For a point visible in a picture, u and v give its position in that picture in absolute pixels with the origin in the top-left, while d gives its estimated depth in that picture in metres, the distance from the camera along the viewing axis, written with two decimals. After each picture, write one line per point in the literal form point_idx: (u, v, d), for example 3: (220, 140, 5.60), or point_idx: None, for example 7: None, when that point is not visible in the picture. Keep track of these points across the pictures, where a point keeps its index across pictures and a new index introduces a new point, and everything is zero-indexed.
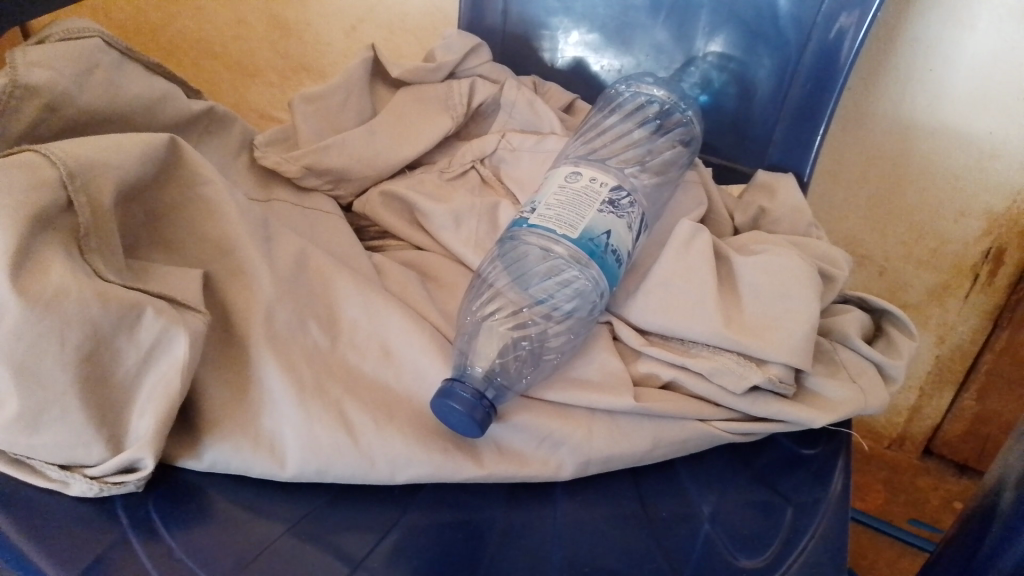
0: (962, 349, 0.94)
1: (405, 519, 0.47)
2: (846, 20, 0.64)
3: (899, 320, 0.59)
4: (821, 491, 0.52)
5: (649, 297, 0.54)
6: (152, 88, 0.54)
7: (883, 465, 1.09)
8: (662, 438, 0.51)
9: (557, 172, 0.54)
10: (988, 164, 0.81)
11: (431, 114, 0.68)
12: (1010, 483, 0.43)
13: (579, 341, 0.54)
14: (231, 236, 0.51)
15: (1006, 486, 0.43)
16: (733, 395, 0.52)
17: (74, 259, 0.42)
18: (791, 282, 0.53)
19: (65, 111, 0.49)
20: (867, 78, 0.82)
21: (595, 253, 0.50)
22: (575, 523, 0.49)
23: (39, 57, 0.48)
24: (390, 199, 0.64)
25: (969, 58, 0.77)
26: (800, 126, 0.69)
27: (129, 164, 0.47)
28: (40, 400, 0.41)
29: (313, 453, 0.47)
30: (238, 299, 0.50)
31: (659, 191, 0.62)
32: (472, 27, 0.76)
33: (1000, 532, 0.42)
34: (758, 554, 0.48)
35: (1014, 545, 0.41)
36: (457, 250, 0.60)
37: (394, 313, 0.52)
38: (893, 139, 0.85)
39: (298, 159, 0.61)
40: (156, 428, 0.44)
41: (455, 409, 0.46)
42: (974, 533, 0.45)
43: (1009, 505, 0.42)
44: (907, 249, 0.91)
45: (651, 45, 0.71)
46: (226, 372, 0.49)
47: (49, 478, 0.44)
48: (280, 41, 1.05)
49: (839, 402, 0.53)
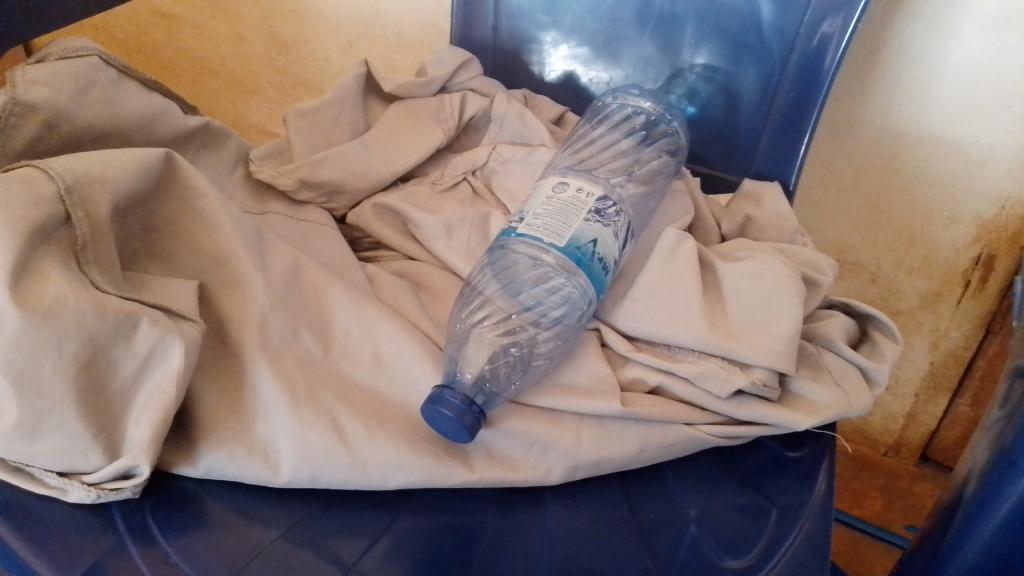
0: (954, 355, 0.95)
1: (398, 523, 0.48)
2: (829, 28, 0.65)
3: (883, 324, 0.60)
4: (805, 493, 0.52)
5: (635, 304, 0.55)
6: (148, 104, 0.56)
7: (880, 472, 1.10)
8: (650, 441, 0.52)
9: (545, 182, 0.55)
10: (976, 171, 0.83)
11: (423, 128, 0.69)
12: (971, 477, 0.46)
13: (567, 347, 0.56)
14: (225, 247, 0.53)
15: (970, 478, 0.46)
16: (718, 399, 0.53)
17: (72, 271, 0.43)
18: (774, 288, 0.54)
19: (63, 128, 0.51)
20: (854, 88, 0.84)
21: (582, 262, 0.51)
22: (563, 526, 0.49)
23: (39, 75, 0.49)
24: (383, 211, 0.65)
25: (954, 66, 0.78)
26: (785, 135, 0.70)
27: (126, 178, 0.48)
28: (37, 409, 0.42)
29: (307, 459, 0.48)
30: (232, 309, 0.51)
31: (646, 200, 0.63)
32: (462, 41, 0.78)
33: (962, 522, 0.46)
34: (743, 555, 0.49)
35: (972, 534, 0.45)
36: (448, 260, 0.61)
37: (386, 322, 0.54)
38: (881, 147, 0.86)
39: (292, 173, 0.63)
40: (152, 435, 0.45)
41: (445, 415, 0.47)
42: (942, 525, 0.48)
43: (970, 495, 0.45)
44: (897, 256, 0.92)
45: (638, 57, 0.73)
46: (220, 381, 0.50)
47: (48, 485, 0.45)
48: (278, 57, 1.07)
49: (822, 405, 0.54)
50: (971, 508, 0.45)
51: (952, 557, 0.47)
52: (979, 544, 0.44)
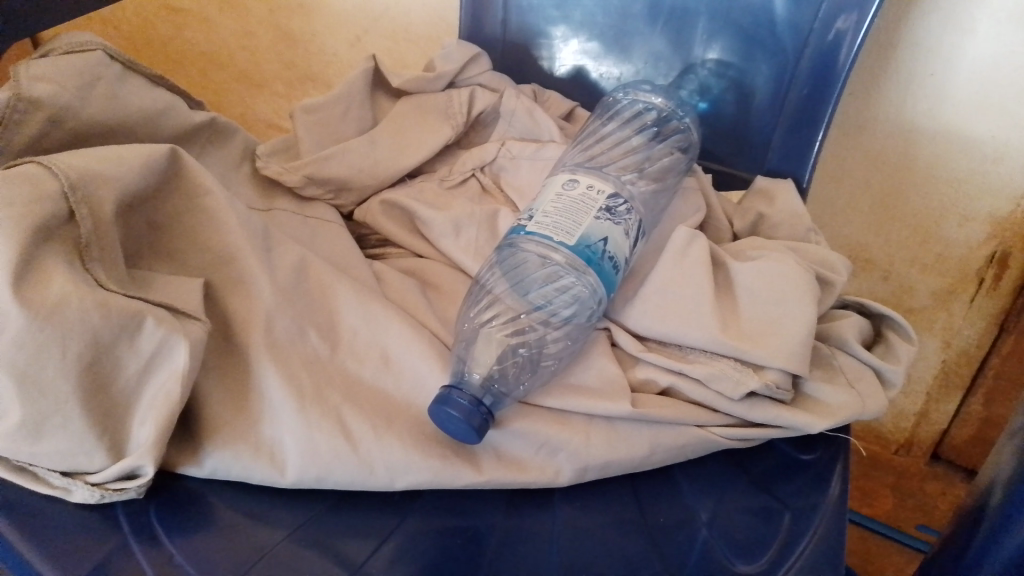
0: (967, 354, 0.94)
1: (405, 524, 0.48)
2: (843, 24, 0.64)
3: (898, 324, 0.59)
4: (819, 497, 0.52)
5: (646, 303, 0.55)
6: (154, 99, 0.55)
7: (890, 471, 1.08)
8: (660, 443, 0.51)
9: (555, 179, 0.54)
10: (991, 168, 0.81)
11: (431, 124, 0.68)
12: (997, 485, 0.45)
13: (577, 347, 0.55)
14: (231, 245, 0.52)
15: (995, 487, 0.45)
16: (730, 401, 0.52)
17: (75, 269, 0.43)
18: (788, 288, 0.53)
19: (68, 124, 0.50)
20: (868, 83, 0.82)
21: (592, 260, 0.50)
22: (573, 528, 0.49)
23: (43, 71, 0.49)
24: (390, 208, 0.64)
25: (969, 62, 0.77)
26: (799, 131, 0.69)
27: (130, 174, 0.48)
28: (41, 409, 0.42)
29: (313, 460, 0.47)
30: (237, 308, 0.51)
31: (657, 198, 0.63)
32: (470, 35, 0.77)
33: (988, 533, 0.45)
34: (754, 559, 0.48)
35: (999, 545, 0.44)
36: (456, 258, 0.61)
37: (393, 321, 0.53)
38: (894, 143, 0.85)
39: (299, 169, 0.62)
40: (156, 434, 0.44)
41: (452, 416, 0.47)
42: (965, 533, 0.48)
43: (996, 505, 0.45)
44: (911, 254, 0.91)
45: (649, 52, 0.72)
46: (226, 380, 0.49)
47: (52, 485, 0.45)
48: (285, 51, 1.06)
49: (837, 407, 0.53)
50: (999, 518, 0.44)
51: (976, 568, 0.46)
52: (1006, 556, 0.43)
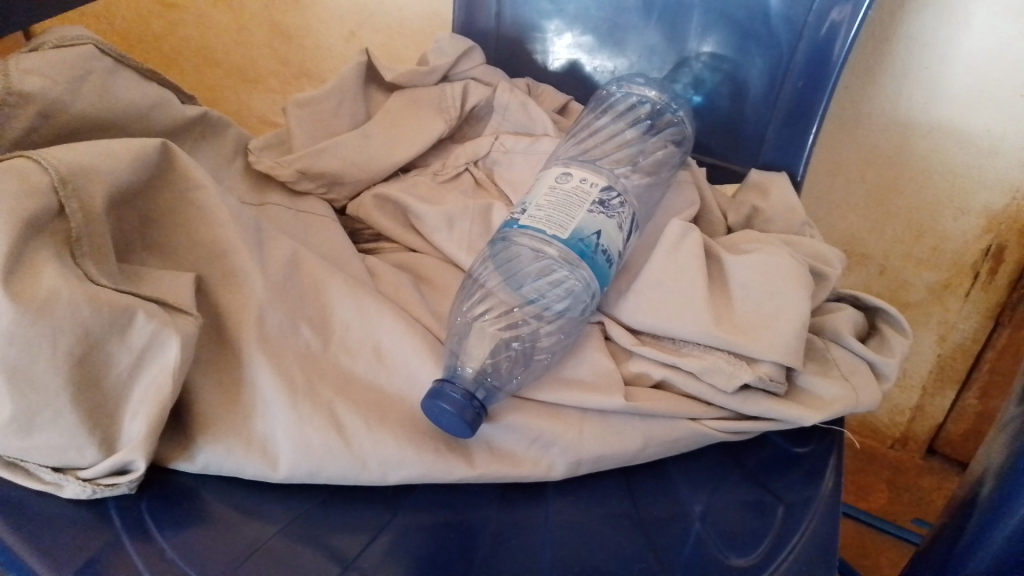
0: (962, 348, 0.94)
1: (398, 519, 0.47)
2: (838, 15, 0.63)
3: (892, 317, 0.59)
4: (813, 490, 0.52)
5: (639, 297, 0.54)
6: (146, 93, 0.55)
7: (886, 465, 1.09)
8: (654, 437, 0.51)
9: (548, 172, 0.54)
10: (987, 161, 0.81)
11: (424, 118, 0.68)
12: (988, 478, 0.45)
13: (570, 341, 0.55)
14: (223, 239, 0.52)
15: (986, 479, 0.46)
16: (724, 394, 0.52)
17: (66, 264, 0.43)
18: (782, 281, 0.53)
19: (59, 118, 0.50)
20: (864, 76, 0.82)
21: (585, 253, 0.50)
22: (566, 522, 0.49)
23: (34, 65, 0.48)
24: (383, 202, 0.64)
25: (964, 54, 0.77)
26: (793, 124, 0.69)
27: (121, 168, 0.48)
28: (32, 403, 0.41)
29: (305, 455, 0.47)
30: (230, 303, 0.51)
31: (651, 191, 0.62)
32: (464, 28, 0.76)
33: (978, 525, 0.45)
34: (748, 553, 0.48)
35: (988, 537, 0.44)
36: (449, 252, 0.60)
37: (386, 315, 0.53)
38: (889, 137, 0.84)
39: (292, 163, 0.62)
40: (147, 429, 0.44)
41: (445, 410, 0.47)
42: (956, 526, 0.48)
43: (986, 497, 0.45)
44: (906, 247, 0.91)
45: (643, 46, 0.71)
46: (218, 375, 0.49)
47: (43, 480, 0.45)
48: (280, 46, 1.06)
49: (830, 400, 0.53)
50: (988, 510, 0.44)
51: (965, 560, 0.46)
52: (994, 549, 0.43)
